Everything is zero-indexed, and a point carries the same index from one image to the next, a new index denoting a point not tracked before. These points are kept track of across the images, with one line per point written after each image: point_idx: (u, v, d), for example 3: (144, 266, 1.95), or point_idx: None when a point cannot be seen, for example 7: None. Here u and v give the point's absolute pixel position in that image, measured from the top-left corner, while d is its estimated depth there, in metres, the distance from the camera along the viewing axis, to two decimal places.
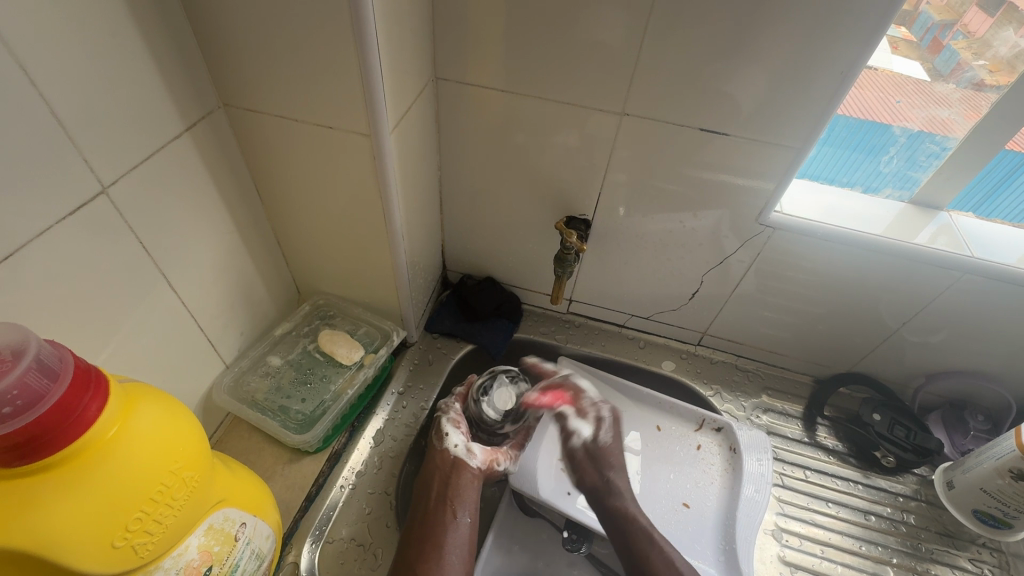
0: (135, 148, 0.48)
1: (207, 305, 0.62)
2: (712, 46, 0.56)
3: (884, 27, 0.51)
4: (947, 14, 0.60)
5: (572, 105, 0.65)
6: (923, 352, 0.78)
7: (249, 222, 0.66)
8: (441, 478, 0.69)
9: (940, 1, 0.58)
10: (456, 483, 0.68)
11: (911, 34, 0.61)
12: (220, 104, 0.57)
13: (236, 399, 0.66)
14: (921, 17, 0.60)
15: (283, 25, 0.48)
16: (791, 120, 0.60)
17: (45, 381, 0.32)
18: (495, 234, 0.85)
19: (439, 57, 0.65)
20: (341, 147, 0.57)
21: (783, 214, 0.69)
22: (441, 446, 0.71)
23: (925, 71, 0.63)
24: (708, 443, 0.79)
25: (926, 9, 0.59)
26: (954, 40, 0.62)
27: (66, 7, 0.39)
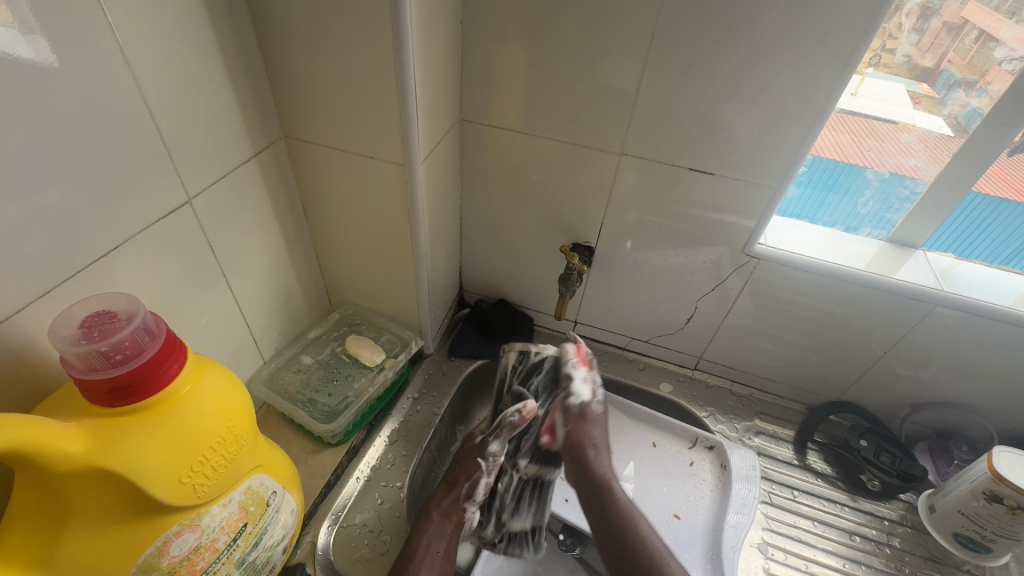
0: (216, 167, 0.59)
1: (255, 305, 0.72)
2: (699, 98, 0.66)
3: (842, 86, 0.61)
4: (967, 71, 0.65)
5: (579, 145, 0.75)
6: (907, 382, 0.82)
7: (295, 235, 0.76)
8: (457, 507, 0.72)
9: (961, 60, 0.66)
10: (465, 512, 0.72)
11: (933, 90, 0.68)
12: (281, 135, 0.68)
13: (271, 390, 0.74)
14: (943, 74, 0.67)
15: (341, 74, 0.59)
16: (769, 162, 0.68)
17: (146, 339, 0.41)
18: (508, 258, 0.94)
19: (466, 102, 0.76)
20: (378, 174, 0.68)
21: (766, 246, 0.77)
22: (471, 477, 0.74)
23: (948, 125, 0.68)
24: (700, 460, 0.84)
25: (947, 67, 0.67)
26: (978, 99, 0.64)
27: (179, 58, 0.51)
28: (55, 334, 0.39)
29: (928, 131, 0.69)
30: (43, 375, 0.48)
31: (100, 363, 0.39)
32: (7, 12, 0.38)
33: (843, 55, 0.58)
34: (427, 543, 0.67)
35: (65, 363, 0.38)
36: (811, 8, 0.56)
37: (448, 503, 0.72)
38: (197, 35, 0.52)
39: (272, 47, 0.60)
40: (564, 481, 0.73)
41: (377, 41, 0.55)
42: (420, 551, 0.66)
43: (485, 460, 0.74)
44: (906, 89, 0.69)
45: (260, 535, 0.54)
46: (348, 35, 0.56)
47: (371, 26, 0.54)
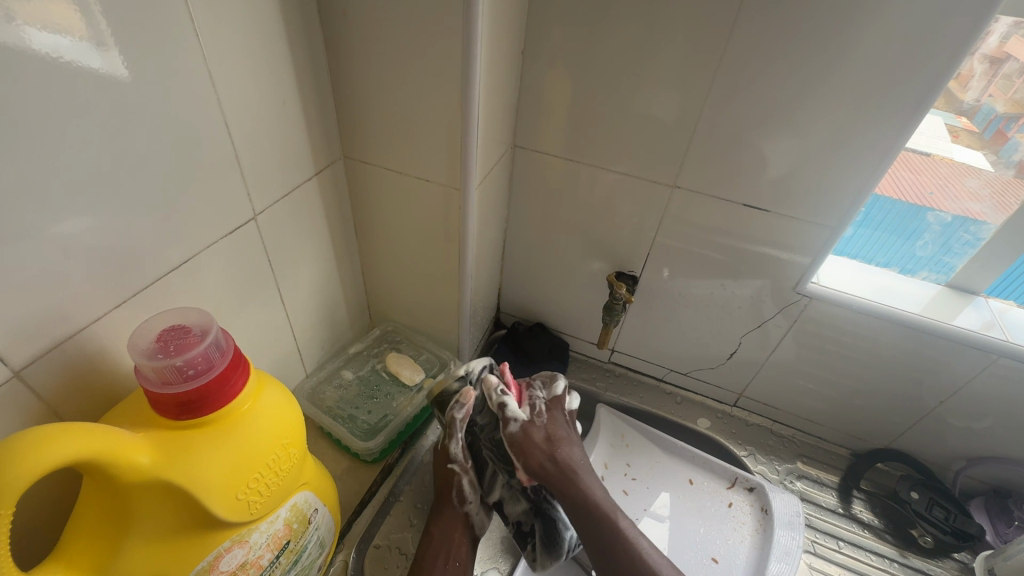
0: (280, 186, 0.61)
1: (302, 318, 0.73)
2: (758, 135, 0.65)
3: (909, 129, 0.59)
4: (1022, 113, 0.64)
5: (629, 176, 0.75)
6: (962, 433, 0.78)
7: (344, 252, 0.78)
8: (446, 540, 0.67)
9: (1002, 94, 0.63)
10: (442, 523, 0.68)
11: (973, 124, 0.66)
12: (341, 155, 0.70)
13: (312, 404, 0.75)
14: (984, 109, 0.65)
15: (405, 100, 0.61)
16: (827, 201, 0.67)
17: (215, 356, 0.41)
18: (549, 283, 0.94)
19: (519, 128, 0.77)
20: (433, 197, 0.68)
21: (818, 285, 0.75)
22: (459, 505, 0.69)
23: (990, 162, 0.67)
24: (740, 501, 0.81)
25: (988, 102, 0.64)
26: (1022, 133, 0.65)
27: (256, 83, 0.53)
28: (133, 344, 0.40)
29: (998, 175, 0.67)
30: (111, 383, 0.49)
31: (174, 377, 0.39)
32: (86, 29, 0.38)
33: (911, 100, 0.58)
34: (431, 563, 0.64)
35: (140, 375, 0.39)
36: (882, 52, 0.56)
37: (446, 515, 0.68)
38: (274, 61, 0.54)
39: (341, 73, 0.62)
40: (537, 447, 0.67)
41: (444, 71, 0.57)
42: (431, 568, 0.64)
43: (456, 464, 0.70)
44: (945, 123, 0.67)
45: (300, 553, 0.54)
46: (417, 64, 0.57)
47: (440, 55, 0.56)
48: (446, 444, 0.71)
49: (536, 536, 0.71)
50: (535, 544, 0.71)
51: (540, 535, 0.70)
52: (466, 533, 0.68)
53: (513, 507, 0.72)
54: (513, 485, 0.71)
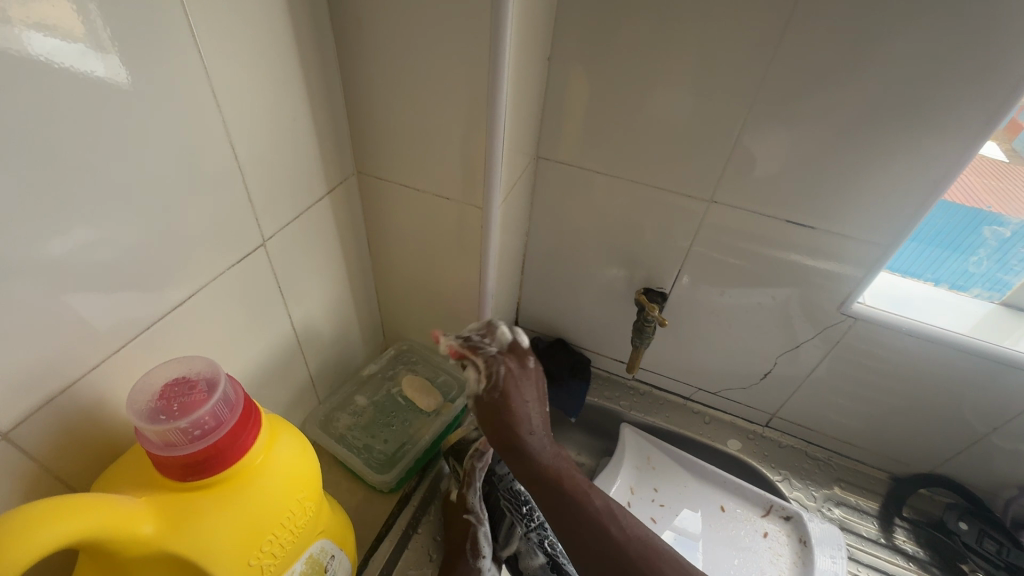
0: (290, 207, 0.56)
1: (314, 343, 0.69)
2: (804, 148, 0.60)
3: (975, 144, 0.54)
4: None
5: (660, 189, 0.70)
6: (1016, 461, 0.73)
7: (357, 271, 0.73)
8: None
9: None
10: None
11: None
12: (354, 171, 0.65)
13: (326, 434, 0.71)
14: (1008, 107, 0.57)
15: (423, 113, 0.56)
16: (878, 218, 0.62)
17: (224, 412, 0.38)
18: (571, 298, 0.89)
19: (543, 138, 0.72)
20: (453, 215, 0.64)
21: (864, 305, 0.70)
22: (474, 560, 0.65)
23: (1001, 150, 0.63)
24: (776, 531, 0.77)
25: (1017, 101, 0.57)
26: None
27: (264, 99, 0.49)
28: (133, 402, 0.36)
29: None
30: (113, 430, 0.45)
31: (178, 438, 0.36)
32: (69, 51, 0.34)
33: (979, 111, 0.52)
34: None
35: (141, 437, 0.35)
36: (948, 59, 0.51)
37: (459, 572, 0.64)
38: (283, 75, 0.50)
39: (355, 86, 0.57)
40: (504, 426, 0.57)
41: (467, 84, 0.52)
42: None
43: (472, 513, 0.67)
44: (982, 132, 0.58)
45: None
46: (438, 77, 0.53)
47: (463, 68, 0.51)
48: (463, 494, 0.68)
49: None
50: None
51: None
52: None
53: (529, 560, 0.67)
54: (531, 537, 0.67)
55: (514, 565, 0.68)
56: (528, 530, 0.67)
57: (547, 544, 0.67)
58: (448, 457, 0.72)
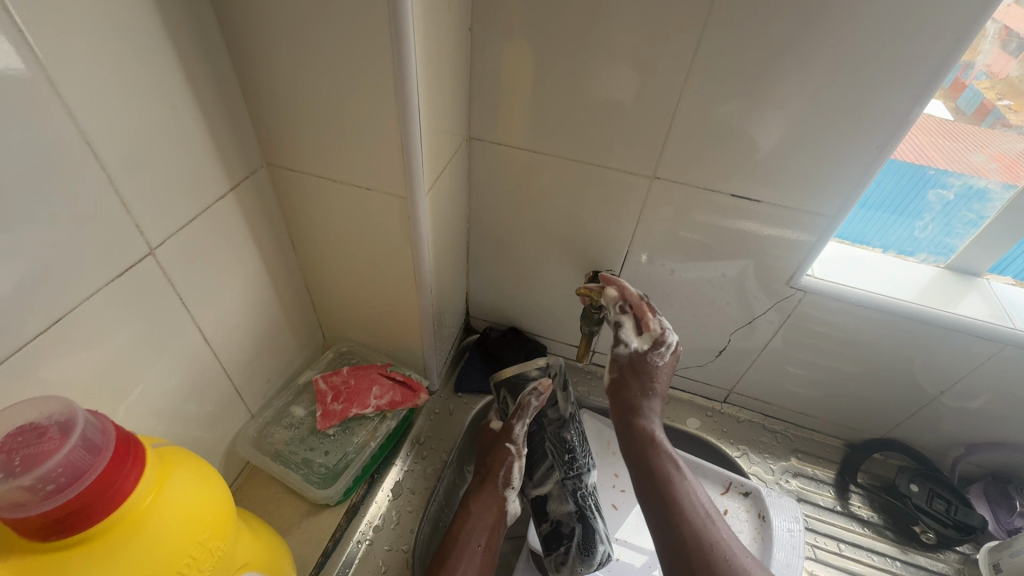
0: (182, 209, 0.50)
1: (236, 355, 0.63)
2: (745, 118, 0.57)
3: (914, 114, 0.53)
4: (1011, 96, 0.60)
5: (600, 167, 0.66)
6: (961, 420, 0.75)
7: (282, 273, 0.67)
8: (480, 523, 0.69)
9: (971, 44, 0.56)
10: (478, 501, 0.71)
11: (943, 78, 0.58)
12: (263, 162, 0.58)
13: (259, 451, 0.65)
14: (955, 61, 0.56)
15: (330, 95, 0.50)
16: (823, 188, 0.60)
17: (88, 457, 0.33)
18: (521, 285, 0.85)
19: (474, 117, 0.67)
20: (379, 208, 0.59)
21: (814, 277, 0.69)
22: (502, 485, 0.72)
23: (948, 111, 0.61)
24: (736, 508, 0.75)
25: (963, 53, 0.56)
26: (977, 80, 0.60)
27: (130, 85, 0.42)
28: None
29: (1002, 148, 0.61)
30: None
31: (28, 497, 0.31)
32: None
33: (922, 77, 0.50)
34: (467, 538, 0.67)
35: None
36: (885, 17, 0.48)
37: (487, 494, 0.71)
38: (154, 57, 0.43)
39: (250, 68, 0.51)
40: (634, 387, 0.69)
41: (373, 62, 0.47)
42: (461, 545, 0.67)
43: (513, 444, 0.73)
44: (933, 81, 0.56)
45: None
46: (340, 54, 0.47)
47: (366, 43, 0.46)
48: (512, 424, 0.74)
49: (574, 540, 0.68)
50: (568, 548, 0.68)
51: (577, 542, 0.68)
52: (498, 517, 0.71)
53: (558, 505, 0.70)
54: (567, 485, 0.71)
55: (541, 508, 0.71)
56: (567, 477, 0.72)
57: (579, 495, 0.71)
58: (500, 387, 0.76)
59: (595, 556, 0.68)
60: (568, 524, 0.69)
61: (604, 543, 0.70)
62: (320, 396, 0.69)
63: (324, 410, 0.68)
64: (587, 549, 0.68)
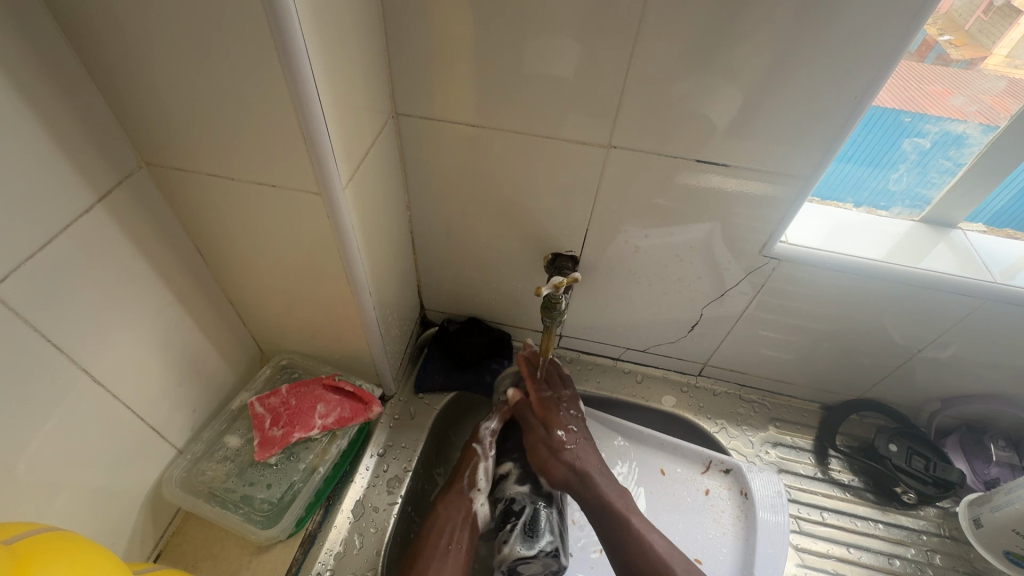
0: (29, 234, 0.40)
1: (144, 390, 0.54)
2: (704, 75, 0.50)
3: (892, 65, 0.47)
4: (948, 29, 0.54)
5: (548, 139, 0.59)
6: (936, 376, 0.73)
7: (193, 288, 0.58)
8: (447, 527, 0.66)
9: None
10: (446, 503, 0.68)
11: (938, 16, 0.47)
12: (140, 163, 0.48)
13: (190, 494, 0.58)
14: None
15: (202, 74, 0.41)
16: (793, 147, 0.54)
17: None
18: (476, 273, 0.78)
19: (399, 90, 0.58)
20: (292, 207, 0.50)
21: (789, 244, 0.64)
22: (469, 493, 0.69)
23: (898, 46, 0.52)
24: (717, 487, 0.73)
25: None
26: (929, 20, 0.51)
27: None
28: None
29: (981, 90, 0.56)
30: None
31: None
32: None
33: (903, 13, 0.44)
34: (432, 534, 0.65)
35: None
36: None
37: (452, 495, 0.69)
38: None
39: (96, 49, 0.40)
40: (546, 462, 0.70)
41: (250, 34, 0.37)
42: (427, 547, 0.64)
43: (480, 444, 0.73)
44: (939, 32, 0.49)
45: None
46: (201, 20, 0.37)
47: (236, 10, 0.36)
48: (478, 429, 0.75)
49: (521, 518, 0.69)
50: (514, 526, 0.69)
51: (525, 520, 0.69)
52: (468, 520, 0.67)
53: (513, 485, 0.72)
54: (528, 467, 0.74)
55: (498, 486, 0.73)
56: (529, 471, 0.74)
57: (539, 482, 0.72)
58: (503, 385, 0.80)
59: (539, 542, 0.67)
60: (519, 503, 0.71)
61: (548, 532, 0.68)
62: (258, 422, 0.63)
63: (262, 438, 0.62)
64: (531, 531, 0.68)
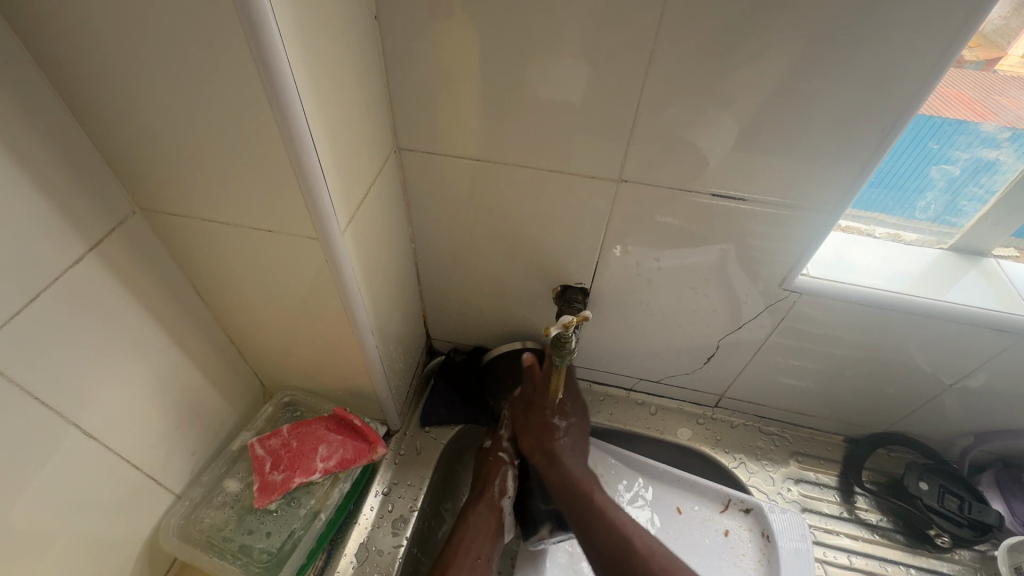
0: (18, 291, 0.39)
1: (142, 436, 0.53)
2: (717, 107, 0.48)
3: (925, 93, 0.44)
4: None
5: (553, 172, 0.57)
6: (968, 410, 0.69)
7: (192, 330, 0.57)
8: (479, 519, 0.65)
9: None
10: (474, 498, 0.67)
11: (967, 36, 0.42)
12: (135, 208, 0.47)
13: (188, 543, 0.56)
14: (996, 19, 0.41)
15: (195, 122, 0.39)
16: (811, 179, 0.52)
17: None
18: (482, 304, 0.76)
19: (400, 124, 0.56)
20: (291, 250, 0.48)
21: (808, 277, 0.61)
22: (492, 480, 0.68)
23: None
24: (737, 527, 0.70)
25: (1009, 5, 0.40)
26: None
27: None
28: None
29: (990, 105, 0.52)
30: None
31: None
32: None
33: (930, 42, 0.41)
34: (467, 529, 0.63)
35: None
36: None
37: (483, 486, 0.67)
38: None
39: (87, 99, 0.39)
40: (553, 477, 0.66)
41: (242, 84, 0.36)
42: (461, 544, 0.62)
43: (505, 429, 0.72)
44: None
45: None
46: (193, 69, 0.36)
47: (228, 59, 0.35)
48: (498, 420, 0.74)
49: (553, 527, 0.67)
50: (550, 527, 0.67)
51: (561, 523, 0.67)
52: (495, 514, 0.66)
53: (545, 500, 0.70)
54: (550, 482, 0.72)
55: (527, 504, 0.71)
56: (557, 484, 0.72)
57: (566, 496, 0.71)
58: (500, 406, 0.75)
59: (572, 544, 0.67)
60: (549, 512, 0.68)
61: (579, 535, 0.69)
62: (258, 465, 0.61)
63: (262, 482, 0.60)
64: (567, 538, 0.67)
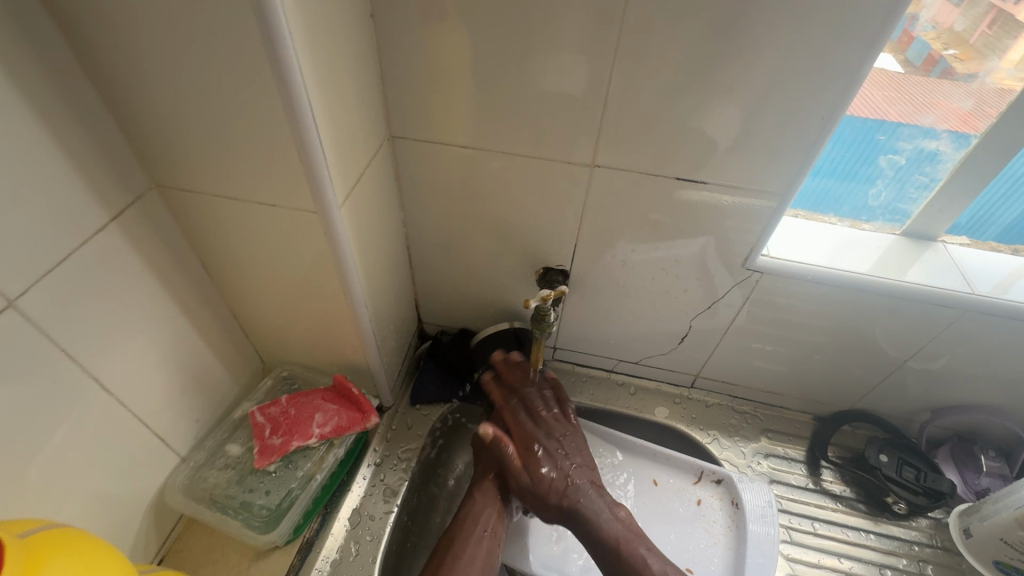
0: (47, 251, 0.43)
1: (152, 397, 0.57)
2: (680, 98, 0.53)
3: (855, 88, 0.50)
4: (954, 45, 0.55)
5: (534, 158, 0.62)
6: (924, 386, 0.74)
7: (199, 302, 0.61)
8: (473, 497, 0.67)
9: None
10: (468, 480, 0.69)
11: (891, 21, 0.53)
12: (151, 185, 0.52)
13: (192, 499, 0.61)
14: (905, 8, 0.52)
15: (208, 103, 0.44)
16: (766, 164, 0.57)
17: None
18: (470, 287, 0.81)
19: (393, 114, 0.61)
20: (291, 225, 0.53)
21: (770, 257, 0.66)
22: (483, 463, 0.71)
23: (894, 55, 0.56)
24: (708, 497, 0.74)
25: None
26: (925, 32, 0.54)
27: None
28: None
29: (963, 108, 0.57)
30: None
31: None
32: None
33: (861, 39, 0.47)
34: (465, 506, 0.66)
35: None
36: None
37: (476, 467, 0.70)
38: None
39: (114, 83, 0.44)
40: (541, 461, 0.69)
41: (252, 68, 0.41)
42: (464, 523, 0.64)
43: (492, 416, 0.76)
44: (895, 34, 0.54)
45: None
46: (209, 55, 0.41)
47: (240, 45, 0.40)
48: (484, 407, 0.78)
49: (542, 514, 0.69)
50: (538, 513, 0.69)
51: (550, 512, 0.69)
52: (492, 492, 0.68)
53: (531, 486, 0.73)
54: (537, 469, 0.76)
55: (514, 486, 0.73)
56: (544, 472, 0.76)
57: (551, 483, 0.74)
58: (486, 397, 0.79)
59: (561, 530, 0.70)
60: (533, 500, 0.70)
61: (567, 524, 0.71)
62: (258, 431, 0.65)
63: (262, 446, 0.64)
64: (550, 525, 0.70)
